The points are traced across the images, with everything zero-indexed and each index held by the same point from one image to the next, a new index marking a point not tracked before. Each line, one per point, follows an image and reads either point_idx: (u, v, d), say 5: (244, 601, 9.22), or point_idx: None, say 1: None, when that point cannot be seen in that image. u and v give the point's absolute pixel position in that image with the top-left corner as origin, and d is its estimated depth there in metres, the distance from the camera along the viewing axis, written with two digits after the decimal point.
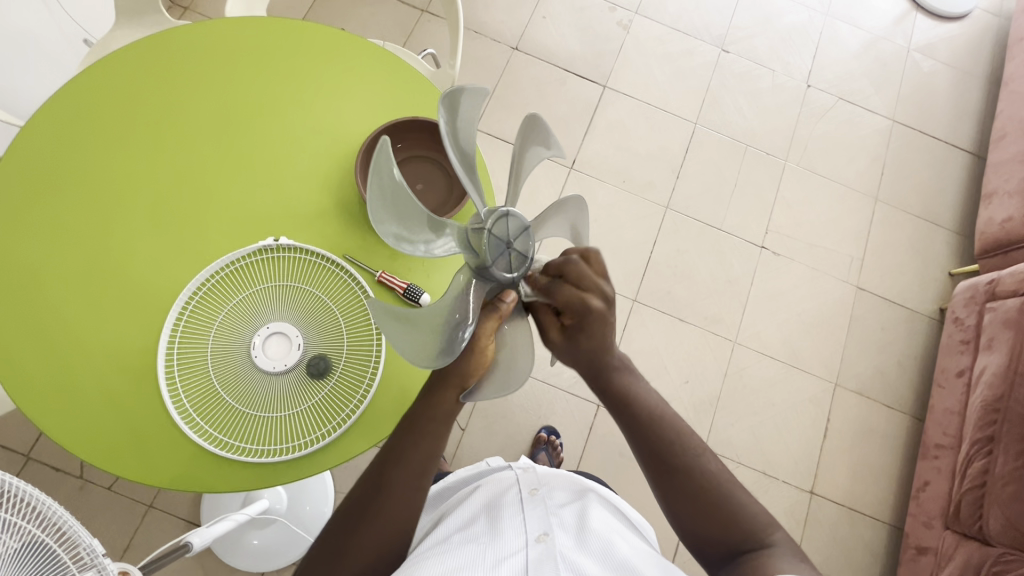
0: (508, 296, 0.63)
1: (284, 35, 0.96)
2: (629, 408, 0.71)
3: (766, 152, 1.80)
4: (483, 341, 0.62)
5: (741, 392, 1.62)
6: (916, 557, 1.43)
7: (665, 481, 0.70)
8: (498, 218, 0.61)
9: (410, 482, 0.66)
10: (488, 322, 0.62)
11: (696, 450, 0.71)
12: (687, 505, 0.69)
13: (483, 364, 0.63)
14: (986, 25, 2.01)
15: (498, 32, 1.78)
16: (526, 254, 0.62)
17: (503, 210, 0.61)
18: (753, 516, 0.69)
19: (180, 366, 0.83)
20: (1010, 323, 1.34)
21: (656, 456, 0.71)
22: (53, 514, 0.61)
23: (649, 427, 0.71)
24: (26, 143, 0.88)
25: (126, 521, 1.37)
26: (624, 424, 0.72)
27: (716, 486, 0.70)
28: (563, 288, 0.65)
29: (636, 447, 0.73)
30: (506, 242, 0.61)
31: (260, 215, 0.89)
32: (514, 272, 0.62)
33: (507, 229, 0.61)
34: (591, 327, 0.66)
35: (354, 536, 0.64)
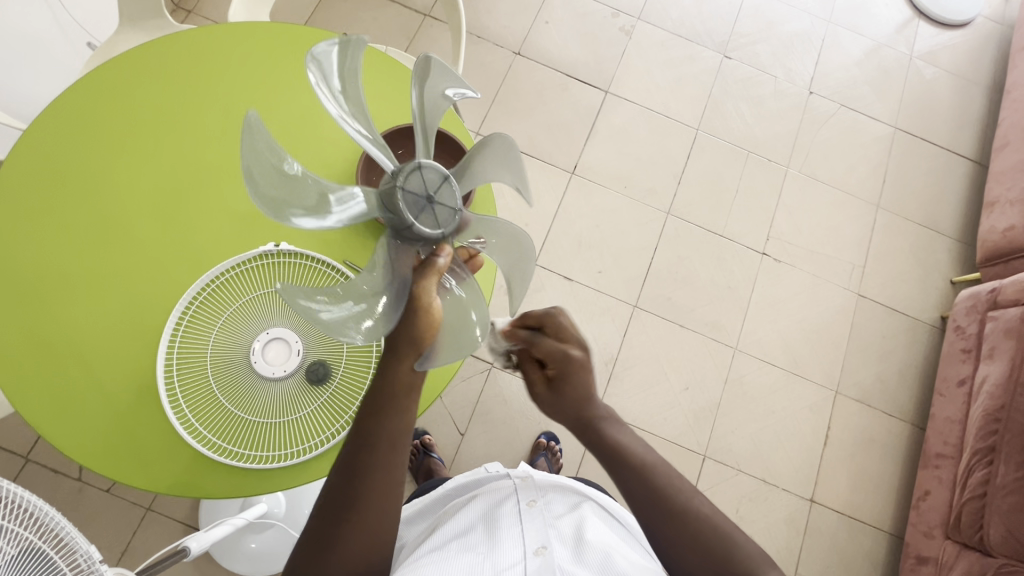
0: (444, 250, 0.63)
1: (287, 41, 0.97)
2: (620, 458, 0.68)
3: (768, 159, 1.80)
4: (428, 297, 0.62)
5: (741, 398, 1.61)
6: (916, 566, 1.42)
7: (656, 524, 0.64)
8: (412, 172, 0.65)
9: (383, 464, 0.62)
10: (429, 278, 0.62)
11: (687, 493, 0.66)
12: (680, 549, 0.63)
13: (432, 327, 0.62)
14: (988, 33, 2.01)
15: (500, 37, 1.79)
16: (451, 208, 0.65)
17: (416, 163, 0.65)
18: (752, 559, 0.62)
19: (179, 372, 0.83)
20: (1011, 333, 1.34)
21: (646, 503, 0.65)
22: (51, 521, 0.60)
23: (638, 474, 0.67)
24: (26, 149, 0.88)
25: (124, 523, 1.36)
26: (617, 477, 0.68)
27: (711, 529, 0.63)
28: (542, 339, 0.73)
29: (628, 500, 0.68)
30: (426, 198, 0.64)
31: (262, 223, 0.90)
32: (442, 228, 0.64)
33: (420, 184, 0.65)
34: (573, 376, 0.71)
35: (336, 531, 0.61)
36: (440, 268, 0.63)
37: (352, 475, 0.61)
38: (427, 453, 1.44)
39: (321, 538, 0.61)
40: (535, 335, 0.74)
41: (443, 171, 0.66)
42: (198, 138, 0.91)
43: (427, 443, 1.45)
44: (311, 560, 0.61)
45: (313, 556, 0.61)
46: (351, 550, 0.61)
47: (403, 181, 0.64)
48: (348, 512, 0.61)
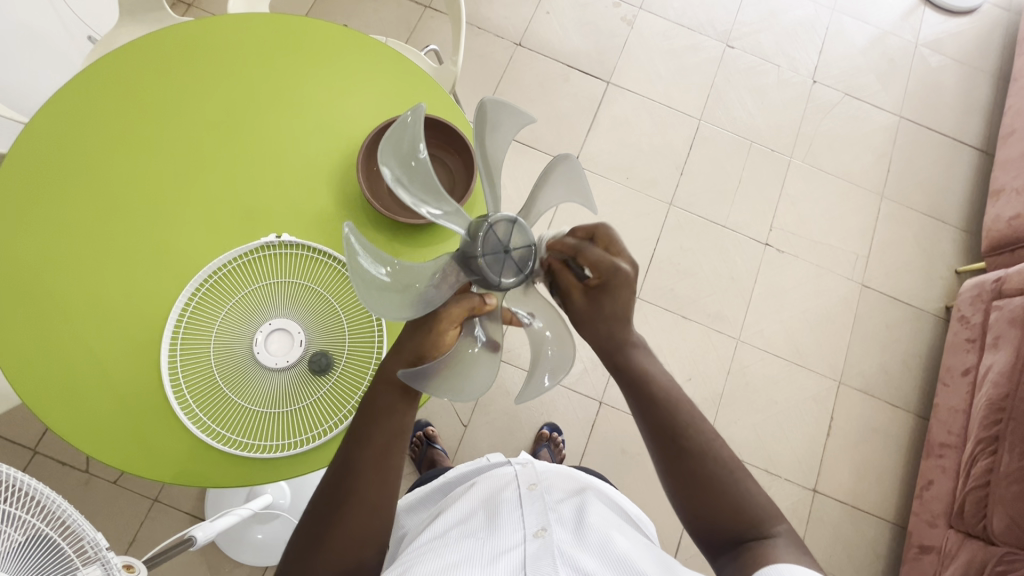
0: (489, 299, 0.61)
1: (285, 32, 0.96)
2: (651, 394, 0.68)
3: (771, 149, 1.79)
4: (445, 324, 0.60)
5: (744, 389, 1.61)
6: (918, 555, 1.42)
7: (672, 462, 0.68)
8: (505, 222, 0.62)
9: (378, 462, 0.65)
10: (457, 309, 0.60)
11: (710, 438, 0.69)
12: (696, 491, 0.67)
13: (439, 348, 0.61)
14: (995, 20, 1.99)
15: (501, 28, 1.78)
16: (521, 268, 0.61)
17: (513, 217, 0.62)
18: (760, 505, 0.67)
19: (182, 363, 0.84)
20: (1016, 322, 1.33)
21: (668, 437, 0.68)
22: (56, 507, 0.61)
23: (664, 408, 0.69)
24: (28, 143, 0.89)
25: (131, 514, 1.38)
26: (639, 404, 0.69)
27: (726, 476, 0.68)
28: (591, 248, 0.62)
29: (646, 428, 0.70)
30: (503, 248, 0.61)
31: (262, 214, 0.90)
32: (505, 280, 0.61)
33: (498, 238, 0.61)
34: (617, 292, 0.62)
35: (330, 526, 0.64)
36: (478, 308, 0.61)
37: (348, 473, 0.65)
38: (430, 443, 1.45)
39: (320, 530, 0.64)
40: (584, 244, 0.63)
41: (531, 239, 0.62)
42: (199, 130, 0.91)
43: (430, 434, 1.46)
44: (304, 554, 0.64)
45: (308, 550, 0.64)
46: (343, 543, 0.63)
47: (492, 225, 0.62)
48: (342, 506, 0.64)
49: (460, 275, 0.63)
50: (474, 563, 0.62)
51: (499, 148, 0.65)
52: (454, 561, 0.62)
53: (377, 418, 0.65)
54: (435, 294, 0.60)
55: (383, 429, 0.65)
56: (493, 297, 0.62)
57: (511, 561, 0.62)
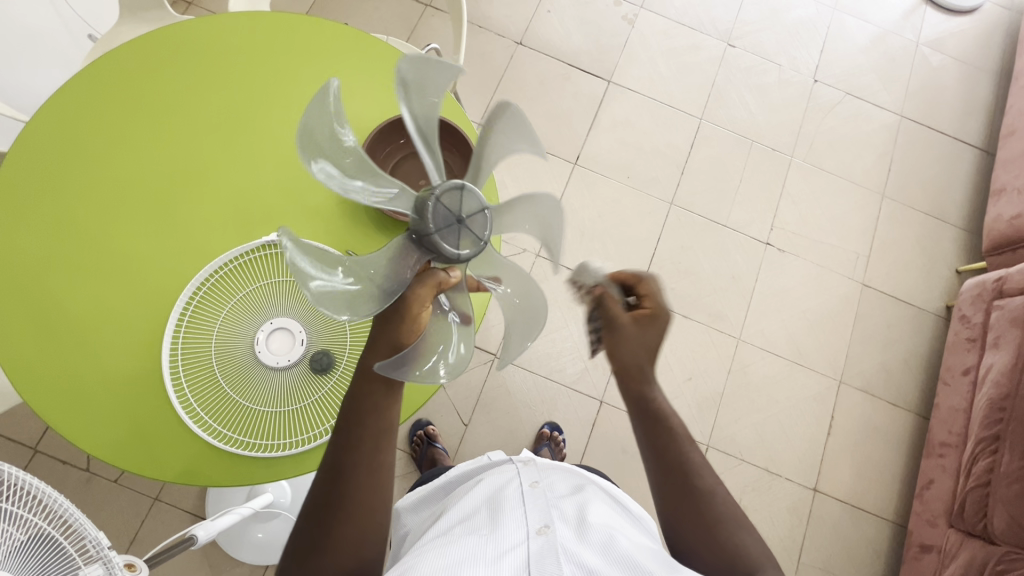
0: (452, 271, 0.60)
1: (284, 29, 0.96)
2: (663, 424, 0.69)
3: (772, 148, 1.79)
4: (416, 307, 0.59)
5: (744, 388, 1.61)
6: (919, 555, 1.42)
7: (675, 499, 0.68)
8: (452, 189, 0.59)
9: (369, 462, 0.65)
10: (423, 290, 0.59)
11: (716, 480, 0.69)
12: (697, 527, 0.66)
13: (414, 334, 0.60)
14: (996, 19, 1.99)
15: (502, 27, 1.78)
16: (479, 238, 0.59)
17: (459, 183, 0.59)
18: (760, 551, 0.66)
19: (184, 362, 0.84)
20: (1017, 321, 1.33)
21: (677, 473, 0.68)
22: (58, 506, 0.61)
23: (674, 444, 0.69)
24: (27, 143, 0.88)
25: (132, 513, 1.38)
26: (647, 438, 0.70)
27: (730, 518, 0.67)
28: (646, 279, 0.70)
29: (653, 464, 0.70)
30: (456, 217, 0.58)
31: (263, 213, 0.90)
32: (464, 252, 0.59)
33: (444, 211, 0.58)
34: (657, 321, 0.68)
35: (328, 526, 0.63)
36: (445, 283, 0.60)
37: (342, 475, 0.64)
38: (430, 443, 1.45)
39: (316, 530, 0.64)
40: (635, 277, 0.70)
41: (483, 201, 0.60)
42: (199, 128, 0.91)
43: (431, 433, 1.46)
44: (305, 555, 0.63)
45: (309, 552, 0.63)
46: (343, 546, 0.63)
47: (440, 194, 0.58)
48: (337, 509, 0.63)
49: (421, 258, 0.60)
50: (477, 560, 0.61)
51: (429, 114, 0.62)
52: (457, 558, 0.62)
53: (366, 420, 0.65)
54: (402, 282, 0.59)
55: (369, 428, 0.65)
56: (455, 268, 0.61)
57: (515, 559, 0.62)
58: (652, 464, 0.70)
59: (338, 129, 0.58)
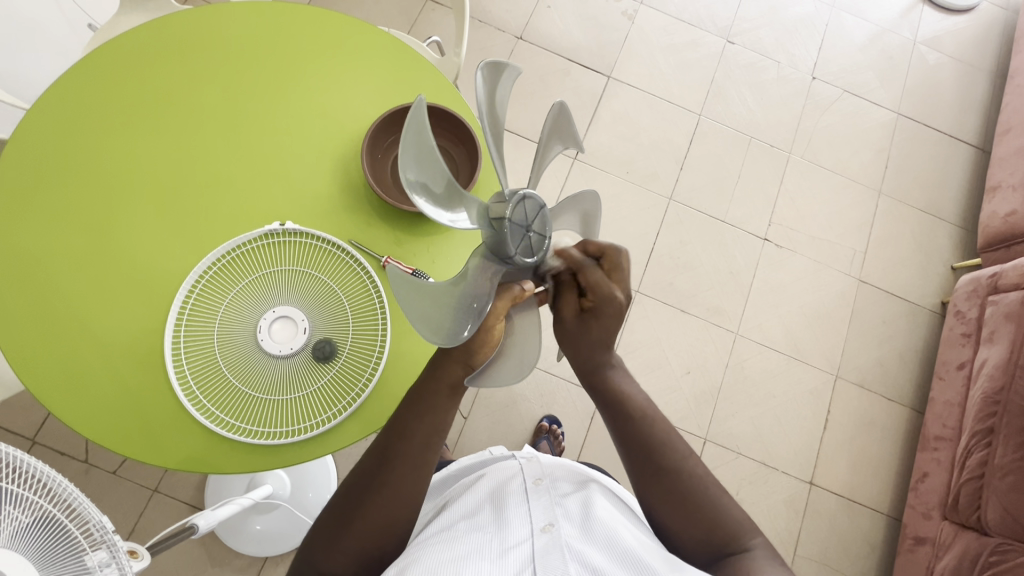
0: (526, 284, 0.63)
1: (285, 19, 0.96)
2: (620, 407, 0.72)
3: (770, 144, 1.80)
4: (495, 321, 0.62)
5: (742, 383, 1.62)
6: (913, 547, 1.44)
7: (646, 480, 0.70)
8: (537, 213, 0.61)
9: (413, 457, 0.66)
10: (501, 302, 0.62)
11: (683, 456, 0.71)
12: (673, 506, 0.68)
13: (489, 344, 0.64)
14: (992, 19, 2.01)
15: (503, 22, 1.78)
16: (541, 242, 0.62)
17: (542, 205, 0.61)
18: (736, 520, 0.68)
19: (186, 350, 0.84)
20: (1011, 316, 1.35)
21: (644, 456, 0.70)
22: (62, 490, 0.61)
23: (639, 426, 0.71)
24: (29, 129, 0.88)
25: (132, 503, 1.38)
26: (615, 423, 0.72)
27: (700, 494, 0.69)
28: (594, 270, 0.66)
29: (624, 448, 0.72)
30: (526, 227, 0.60)
31: (266, 203, 0.90)
32: (534, 256, 0.61)
33: (526, 213, 0.60)
34: (605, 318, 0.68)
35: (355, 514, 0.65)
36: (518, 297, 0.63)
37: (385, 464, 0.66)
38: None
39: (344, 519, 0.65)
40: (586, 263, 0.67)
41: (544, 239, 0.62)
42: (201, 118, 0.91)
43: None
44: (332, 534, 0.65)
45: (334, 533, 0.65)
46: (369, 533, 0.65)
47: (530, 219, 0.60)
48: (376, 495, 0.65)
49: (491, 266, 0.61)
50: (483, 557, 0.62)
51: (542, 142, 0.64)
52: (463, 552, 0.62)
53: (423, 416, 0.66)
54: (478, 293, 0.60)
55: (424, 424, 0.66)
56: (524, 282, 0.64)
57: (520, 554, 0.62)
58: (622, 449, 0.72)
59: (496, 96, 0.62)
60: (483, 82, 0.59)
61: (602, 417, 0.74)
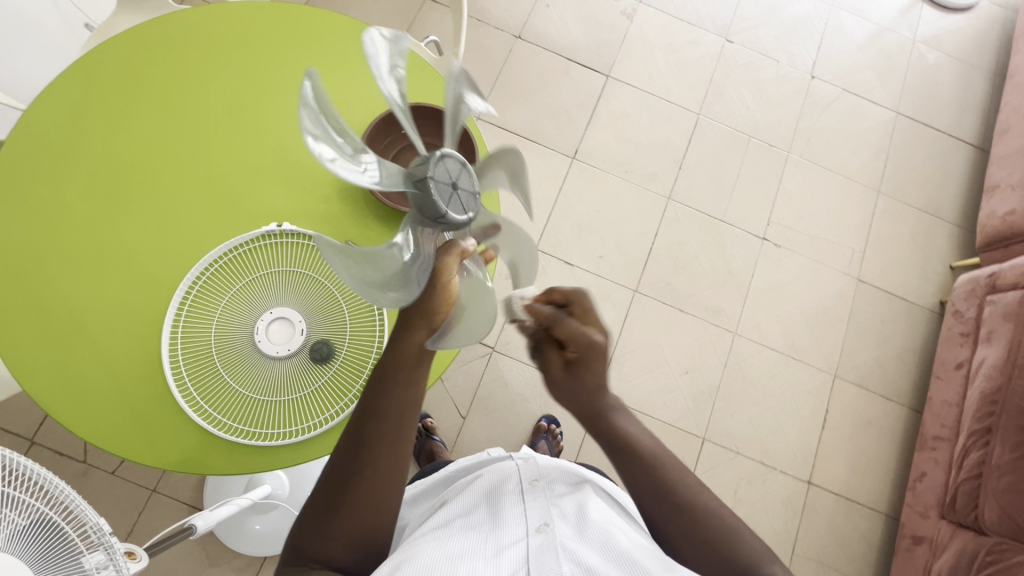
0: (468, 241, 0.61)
1: (282, 19, 0.96)
2: (631, 454, 0.71)
3: (769, 144, 1.80)
4: (445, 275, 0.59)
5: (740, 382, 1.63)
6: (911, 546, 1.44)
7: (661, 521, 0.69)
8: (461, 171, 0.61)
9: (389, 437, 0.65)
10: (448, 260, 0.59)
11: (696, 488, 0.69)
12: (688, 545, 0.67)
13: (446, 301, 0.61)
14: (992, 17, 2.00)
15: (501, 21, 1.77)
16: (473, 198, 0.61)
17: (465, 161, 0.61)
18: (751, 548, 0.65)
19: (183, 351, 0.84)
20: (1009, 316, 1.35)
21: (656, 499, 0.69)
22: (59, 493, 0.61)
23: (650, 469, 0.70)
24: (27, 129, 0.88)
25: (131, 503, 1.38)
26: (626, 469, 0.71)
27: (717, 523, 0.66)
28: (568, 321, 0.68)
29: (636, 492, 0.71)
30: (453, 185, 0.59)
31: (264, 204, 0.90)
32: (468, 213, 0.60)
33: (448, 170, 0.59)
34: (592, 364, 0.70)
35: (339, 501, 0.64)
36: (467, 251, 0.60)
37: (356, 447, 0.64)
38: (429, 435, 1.45)
39: (327, 506, 0.65)
40: (559, 316, 0.68)
41: (477, 197, 0.61)
42: (198, 117, 0.91)
43: (429, 426, 1.46)
44: (316, 526, 0.65)
45: (318, 523, 0.65)
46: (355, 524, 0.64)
47: (454, 176, 0.60)
48: (352, 482, 0.64)
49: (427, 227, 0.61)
50: (477, 556, 0.62)
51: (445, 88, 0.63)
52: (457, 551, 0.63)
53: (392, 391, 0.65)
54: (421, 256, 0.60)
55: (392, 402, 0.65)
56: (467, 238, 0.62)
57: (514, 555, 0.62)
58: (632, 489, 0.71)
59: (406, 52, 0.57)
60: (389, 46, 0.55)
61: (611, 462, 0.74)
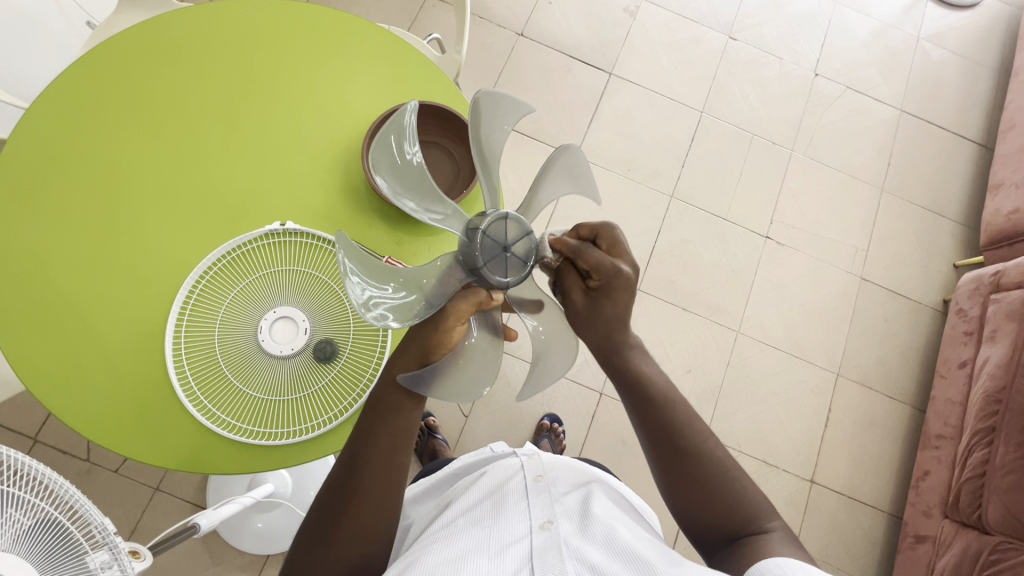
0: (495, 296, 0.66)
1: (287, 17, 0.96)
2: (644, 394, 0.70)
3: (772, 142, 1.80)
4: (453, 319, 0.63)
5: (743, 381, 1.62)
6: (914, 545, 1.44)
7: (666, 463, 0.70)
8: (522, 238, 0.65)
9: (383, 461, 0.66)
10: (463, 305, 0.64)
11: (703, 436, 0.70)
12: (686, 491, 0.69)
13: (447, 343, 0.64)
14: (996, 14, 1.99)
15: (504, 18, 1.77)
16: (523, 264, 0.65)
17: (529, 232, 0.66)
18: (756, 503, 0.68)
19: (187, 350, 0.84)
20: (1014, 315, 1.34)
21: (663, 441, 0.70)
22: (65, 493, 0.61)
23: (660, 410, 0.70)
24: (28, 130, 0.88)
25: (134, 502, 1.38)
26: (637, 408, 0.71)
27: (720, 472, 0.69)
28: (591, 250, 0.65)
29: (643, 432, 0.72)
30: (503, 246, 0.64)
31: (267, 203, 0.89)
32: (508, 278, 0.64)
33: (504, 232, 0.65)
34: (616, 293, 0.65)
35: (337, 521, 0.65)
36: (484, 303, 0.65)
37: (354, 470, 0.66)
38: (431, 434, 1.46)
39: (326, 525, 0.65)
40: (583, 247, 0.66)
41: (525, 270, 0.65)
42: (202, 117, 0.90)
43: (431, 424, 1.46)
44: (312, 546, 0.65)
45: (314, 545, 0.65)
46: (352, 538, 0.65)
47: (508, 238, 0.65)
48: (350, 503, 0.65)
49: (461, 273, 0.66)
50: (481, 554, 0.62)
51: (495, 144, 0.70)
52: (461, 551, 0.62)
53: (384, 421, 0.67)
54: (439, 292, 0.65)
55: (386, 428, 0.67)
56: (497, 297, 0.66)
57: (518, 552, 0.62)
58: (642, 430, 0.71)
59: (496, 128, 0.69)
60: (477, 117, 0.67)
61: (621, 400, 0.72)
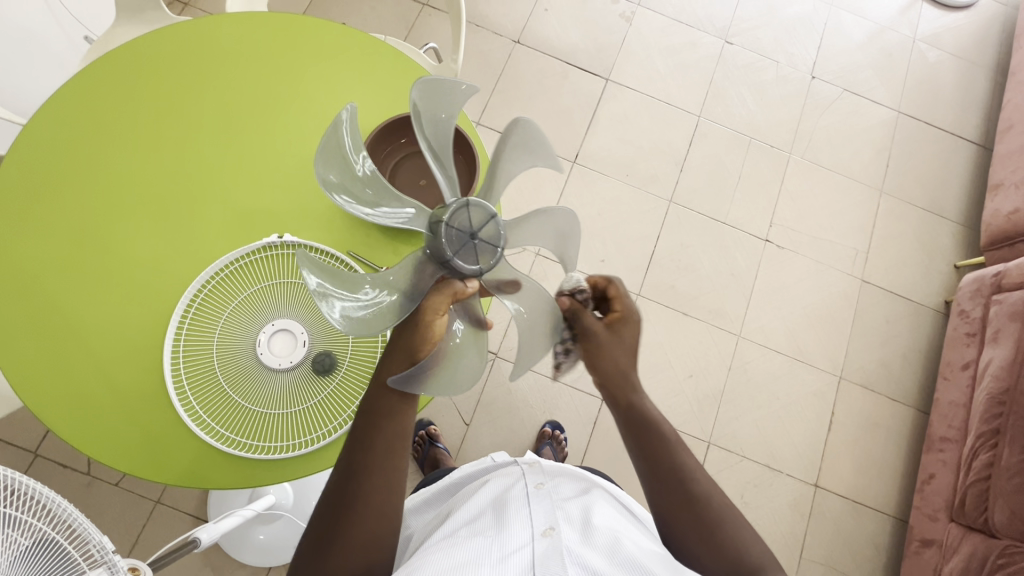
0: (471, 283, 0.65)
1: (284, 29, 0.96)
2: (651, 429, 0.70)
3: (770, 145, 1.79)
4: (433, 314, 0.64)
5: (745, 385, 1.62)
6: (920, 549, 1.43)
7: (677, 505, 0.67)
8: (486, 222, 0.66)
9: (379, 466, 0.66)
10: (439, 297, 0.64)
11: (710, 481, 0.69)
12: (697, 534, 0.65)
13: (429, 341, 0.64)
14: (992, 14, 1.99)
15: (500, 26, 1.77)
16: (493, 246, 0.65)
17: (492, 214, 0.66)
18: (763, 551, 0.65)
19: (185, 364, 0.84)
20: (1016, 316, 1.34)
21: (672, 481, 0.68)
22: (63, 512, 0.61)
23: (666, 450, 0.69)
24: (27, 145, 0.88)
25: (134, 515, 1.38)
26: (643, 450, 0.70)
27: (727, 519, 0.66)
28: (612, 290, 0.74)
29: (647, 476, 0.70)
30: (469, 234, 0.65)
31: (265, 215, 0.89)
32: (480, 264, 0.65)
33: (469, 219, 0.65)
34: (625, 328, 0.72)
35: (339, 528, 0.64)
36: (460, 293, 0.65)
37: (353, 476, 0.65)
38: (433, 443, 1.45)
39: (326, 532, 0.64)
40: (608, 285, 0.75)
41: (497, 253, 0.65)
42: (199, 130, 0.91)
43: (432, 433, 1.46)
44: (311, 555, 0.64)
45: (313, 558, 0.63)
46: (355, 543, 0.63)
47: (472, 224, 0.65)
48: (352, 507, 0.64)
49: (433, 268, 0.66)
50: (483, 562, 0.61)
51: (442, 127, 0.69)
52: (464, 559, 0.62)
53: (384, 428, 0.67)
54: (415, 290, 0.66)
55: (384, 434, 0.67)
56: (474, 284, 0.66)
57: (520, 560, 0.61)
58: (647, 474, 0.69)
59: (438, 114, 0.68)
60: (416, 105, 0.66)
61: (626, 444, 0.72)
